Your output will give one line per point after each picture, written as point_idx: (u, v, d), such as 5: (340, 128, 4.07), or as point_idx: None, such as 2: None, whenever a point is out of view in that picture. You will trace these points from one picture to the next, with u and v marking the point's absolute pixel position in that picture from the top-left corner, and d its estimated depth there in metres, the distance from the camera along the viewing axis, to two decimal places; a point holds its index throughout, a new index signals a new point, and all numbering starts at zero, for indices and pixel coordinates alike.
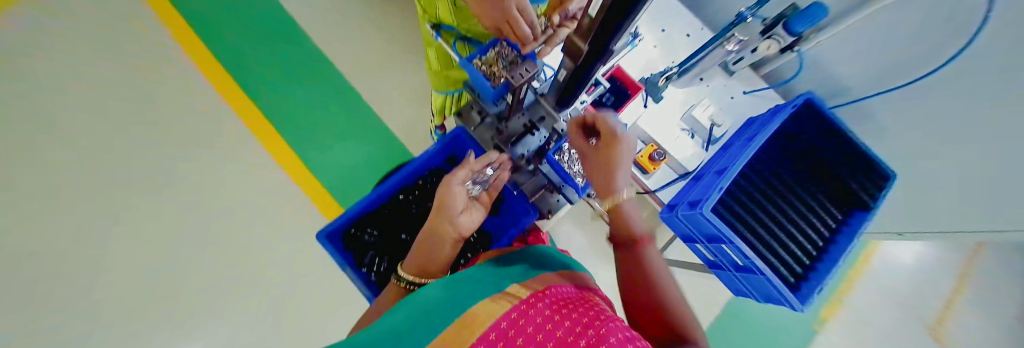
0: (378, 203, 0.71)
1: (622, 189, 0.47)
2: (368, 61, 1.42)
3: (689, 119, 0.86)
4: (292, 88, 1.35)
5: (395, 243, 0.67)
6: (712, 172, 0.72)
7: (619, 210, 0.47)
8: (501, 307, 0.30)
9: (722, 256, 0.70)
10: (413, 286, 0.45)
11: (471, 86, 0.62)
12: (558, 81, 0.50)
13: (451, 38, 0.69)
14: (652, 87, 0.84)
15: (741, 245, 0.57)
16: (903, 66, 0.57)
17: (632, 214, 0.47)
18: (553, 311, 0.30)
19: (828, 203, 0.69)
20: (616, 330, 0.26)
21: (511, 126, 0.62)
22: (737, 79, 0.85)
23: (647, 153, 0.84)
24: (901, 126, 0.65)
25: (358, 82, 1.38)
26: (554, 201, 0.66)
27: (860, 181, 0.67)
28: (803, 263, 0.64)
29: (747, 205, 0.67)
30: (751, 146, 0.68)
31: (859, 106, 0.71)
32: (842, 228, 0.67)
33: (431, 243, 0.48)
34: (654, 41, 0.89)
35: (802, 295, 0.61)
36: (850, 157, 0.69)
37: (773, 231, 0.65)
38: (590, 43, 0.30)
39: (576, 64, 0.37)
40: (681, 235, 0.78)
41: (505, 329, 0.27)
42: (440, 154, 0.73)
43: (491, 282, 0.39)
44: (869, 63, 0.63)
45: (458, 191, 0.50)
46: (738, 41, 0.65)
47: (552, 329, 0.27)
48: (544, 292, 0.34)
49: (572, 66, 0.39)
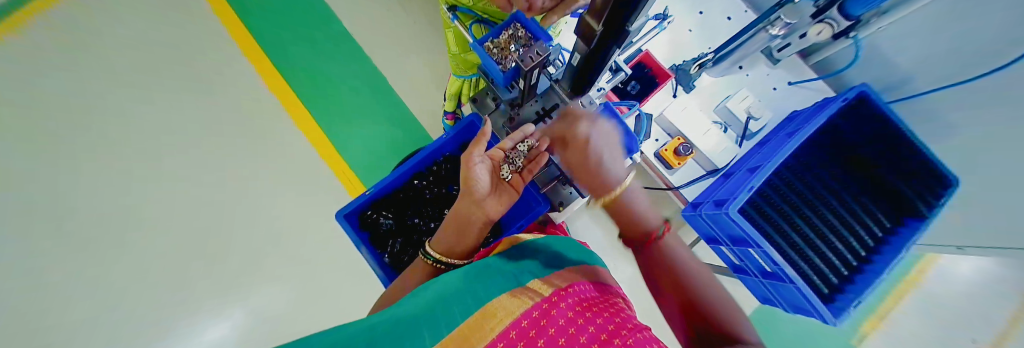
0: (394, 187, 0.75)
1: (618, 180, 0.40)
2: (393, 37, 1.32)
3: (722, 112, 0.79)
4: (316, 61, 1.29)
5: (408, 226, 0.72)
6: (744, 169, 0.67)
7: (619, 201, 0.40)
8: (520, 304, 0.26)
9: (748, 260, 0.65)
10: (440, 265, 0.47)
11: (485, 71, 0.60)
12: (572, 65, 0.45)
13: (468, 20, 0.67)
14: (684, 75, 0.77)
15: (768, 249, 0.52)
16: (991, 51, 0.50)
17: (637, 205, 0.40)
18: (576, 313, 0.25)
19: (876, 209, 0.61)
20: (654, 342, 0.20)
21: (523, 112, 0.59)
22: (782, 68, 0.78)
23: (672, 146, 0.78)
24: (978, 125, 0.56)
25: (382, 58, 1.30)
26: (565, 193, 0.65)
27: (913, 185, 0.59)
28: (840, 273, 0.58)
29: (782, 208, 0.61)
30: (794, 141, 0.62)
31: (923, 101, 0.64)
32: (890, 239, 0.59)
33: (458, 224, 0.48)
34: (689, 24, 0.82)
35: (835, 307, 0.56)
36: (905, 159, 0.61)
37: (807, 235, 0.60)
38: (603, 25, 0.28)
39: (589, 49, 0.34)
40: (705, 235, 0.74)
41: (523, 329, 0.22)
42: (454, 141, 0.76)
43: (508, 275, 0.35)
44: (956, 45, 0.55)
45: (481, 172, 0.48)
46: (784, 25, 0.58)
47: (575, 333, 0.22)
48: (567, 291, 0.30)
49: (585, 50, 0.35)
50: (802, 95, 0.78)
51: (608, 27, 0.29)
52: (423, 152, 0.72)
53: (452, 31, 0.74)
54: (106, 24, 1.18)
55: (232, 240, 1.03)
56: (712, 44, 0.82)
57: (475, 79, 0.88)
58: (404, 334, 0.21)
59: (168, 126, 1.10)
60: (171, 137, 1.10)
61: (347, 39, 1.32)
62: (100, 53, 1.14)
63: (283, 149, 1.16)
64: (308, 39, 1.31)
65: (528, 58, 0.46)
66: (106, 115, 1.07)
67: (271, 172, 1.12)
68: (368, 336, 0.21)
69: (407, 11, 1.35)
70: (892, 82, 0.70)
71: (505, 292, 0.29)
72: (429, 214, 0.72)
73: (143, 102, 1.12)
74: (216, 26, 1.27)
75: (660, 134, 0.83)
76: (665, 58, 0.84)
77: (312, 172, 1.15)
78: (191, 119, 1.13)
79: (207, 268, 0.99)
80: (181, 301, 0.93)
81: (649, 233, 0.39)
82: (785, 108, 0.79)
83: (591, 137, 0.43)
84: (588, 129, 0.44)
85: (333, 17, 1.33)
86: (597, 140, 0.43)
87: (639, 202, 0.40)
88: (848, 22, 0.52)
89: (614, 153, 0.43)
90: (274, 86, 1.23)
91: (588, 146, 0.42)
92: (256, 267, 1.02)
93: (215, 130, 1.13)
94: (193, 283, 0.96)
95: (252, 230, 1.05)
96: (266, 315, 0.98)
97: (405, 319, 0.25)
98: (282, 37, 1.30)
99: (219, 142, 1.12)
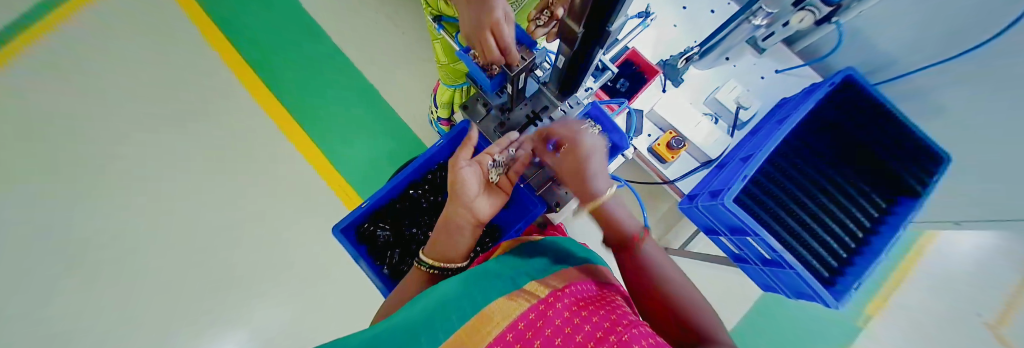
0: (389, 198, 0.75)
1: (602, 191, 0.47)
2: (383, 49, 1.32)
3: (712, 103, 0.79)
4: (305, 76, 1.27)
5: (406, 236, 0.72)
6: (737, 158, 0.68)
7: (603, 210, 0.47)
8: (517, 306, 0.26)
9: (747, 249, 0.65)
10: (435, 271, 0.47)
11: (473, 77, 0.61)
12: (558, 68, 0.46)
13: (454, 29, 0.68)
14: (671, 69, 0.78)
15: (765, 237, 0.53)
16: (972, 27, 0.51)
17: (618, 212, 0.47)
18: (573, 312, 0.25)
19: (868, 190, 0.61)
20: (649, 337, 0.21)
21: (514, 116, 0.60)
22: (769, 56, 0.79)
23: (664, 140, 0.78)
24: (964, 100, 0.57)
25: (372, 69, 1.30)
26: (562, 193, 0.66)
27: (904, 165, 0.60)
28: (839, 256, 0.58)
29: (777, 195, 0.62)
30: (783, 129, 0.63)
31: (907, 81, 0.66)
32: (886, 219, 0.59)
33: (449, 228, 0.48)
34: (674, 20, 0.83)
35: (837, 290, 0.56)
36: (894, 140, 0.62)
37: (803, 221, 0.60)
38: (584, 26, 0.29)
39: (574, 51, 0.35)
40: (703, 226, 0.74)
41: (520, 331, 0.22)
42: (448, 148, 0.76)
43: (505, 279, 0.35)
44: (936, 26, 0.57)
45: (469, 175, 0.49)
46: (766, 14, 0.60)
47: (572, 332, 0.22)
48: (564, 291, 0.30)
49: (569, 52, 0.36)
50: (790, 83, 0.79)
51: (589, 29, 0.29)
52: (418, 161, 0.72)
53: (440, 42, 0.74)
54: (96, 55, 1.19)
55: (236, 262, 1.05)
56: (698, 39, 0.83)
57: (465, 86, 0.88)
58: (403, 342, 0.21)
59: (169, 154, 1.12)
60: (170, 163, 1.12)
61: (335, 51, 1.31)
62: (92, 85, 1.16)
63: (278, 167, 1.16)
64: (295, 53, 1.29)
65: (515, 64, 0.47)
66: (107, 146, 1.10)
67: (268, 191, 1.12)
68: (367, 347, 0.21)
69: (396, 23, 1.35)
70: (877, 65, 0.71)
71: (502, 296, 0.29)
72: (427, 223, 0.73)
73: (139, 131, 1.13)
74: (201, 46, 1.25)
75: (652, 129, 0.84)
76: (653, 54, 0.84)
77: (309, 187, 1.15)
78: (187, 143, 1.14)
79: (216, 290, 1.02)
80: (197, 322, 0.99)
81: (629, 236, 0.45)
82: (773, 96, 0.79)
83: (590, 154, 0.48)
84: (576, 144, 0.47)
85: (319, 29, 1.32)
86: (592, 158, 0.48)
87: (619, 208, 0.47)
88: (828, 7, 0.53)
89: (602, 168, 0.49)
90: (266, 104, 1.22)
91: (586, 161, 0.47)
92: (262, 286, 1.04)
93: (210, 154, 1.14)
94: (205, 305, 1.00)
95: (256, 250, 1.07)
96: (275, 332, 1.00)
97: (403, 328, 0.25)
98: (268, 53, 1.28)
99: (216, 165, 1.13)
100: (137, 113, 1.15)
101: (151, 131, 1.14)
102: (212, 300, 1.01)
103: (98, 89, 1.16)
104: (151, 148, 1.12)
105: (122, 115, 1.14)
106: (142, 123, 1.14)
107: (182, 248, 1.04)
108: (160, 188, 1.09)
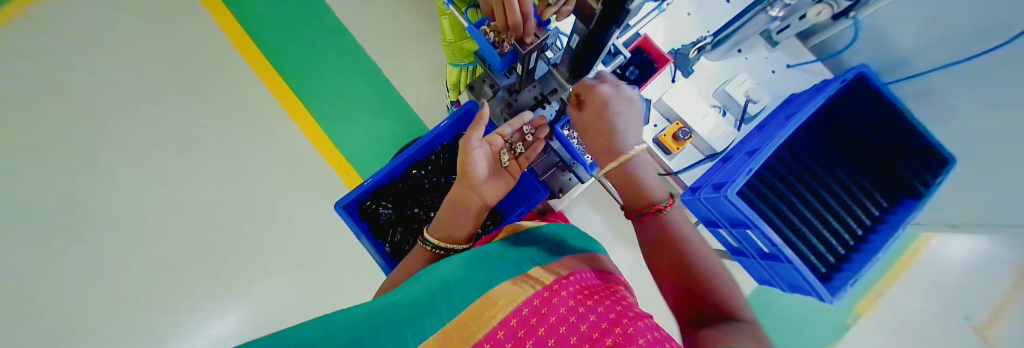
0: (392, 178, 0.75)
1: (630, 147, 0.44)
2: (386, 27, 1.29)
3: (721, 95, 0.78)
4: (307, 52, 1.25)
5: (408, 215, 0.73)
6: (743, 153, 0.67)
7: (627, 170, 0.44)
8: (523, 291, 0.27)
9: (747, 243, 0.66)
10: (439, 251, 0.47)
11: (482, 56, 0.60)
12: (571, 49, 0.45)
13: (463, 5, 0.66)
14: (682, 59, 0.76)
15: (767, 231, 0.53)
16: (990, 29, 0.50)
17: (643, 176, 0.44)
18: (578, 301, 0.26)
19: (871, 188, 0.62)
20: (654, 331, 0.21)
21: (522, 98, 0.59)
22: (782, 50, 0.78)
23: (670, 131, 0.78)
24: (975, 105, 0.56)
25: (375, 48, 1.27)
26: (565, 180, 0.67)
27: (910, 165, 0.60)
28: (837, 253, 0.59)
29: (780, 190, 0.62)
30: (791, 124, 0.62)
31: (918, 81, 0.65)
32: (887, 218, 0.60)
33: (456, 208, 0.49)
34: (688, 8, 0.81)
35: (833, 286, 0.57)
36: (903, 140, 0.62)
37: (806, 216, 0.60)
38: (603, 4, 0.28)
39: (590, 29, 0.34)
40: (703, 219, 0.74)
41: (525, 317, 0.23)
42: (452, 130, 0.76)
43: (509, 263, 0.35)
44: (957, 23, 0.55)
45: (480, 158, 0.48)
46: (783, 6, 0.56)
47: (577, 322, 0.22)
48: (568, 279, 0.30)
49: (586, 31, 0.35)
50: (801, 78, 0.78)
51: (608, 6, 0.28)
52: (422, 140, 0.71)
53: (448, 18, 0.73)
54: (93, 21, 1.16)
55: (236, 237, 1.06)
56: (711, 29, 0.81)
57: (473, 67, 0.87)
58: (410, 322, 0.22)
59: (168, 127, 1.12)
60: (171, 135, 1.11)
61: (337, 28, 1.28)
62: (89, 53, 1.14)
63: (278, 145, 1.15)
64: (297, 28, 1.26)
65: (527, 42, 0.46)
66: (106, 117, 1.09)
67: (268, 168, 1.12)
68: (375, 323, 0.22)
69: (402, 1, 1.31)
70: (888, 63, 0.70)
71: (506, 280, 0.30)
72: (428, 203, 0.73)
73: (140, 102, 1.12)
74: (201, 16, 1.22)
75: (659, 119, 0.83)
76: (663, 44, 0.83)
77: (309, 166, 1.15)
78: (186, 117, 1.13)
79: (215, 263, 1.03)
80: (197, 293, 1.00)
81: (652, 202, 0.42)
82: (783, 90, 0.79)
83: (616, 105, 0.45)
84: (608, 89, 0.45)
85: (322, 4, 1.28)
86: (622, 115, 0.45)
87: (645, 172, 0.44)
88: (846, 1, 0.52)
89: (631, 125, 0.46)
90: (269, 80, 1.20)
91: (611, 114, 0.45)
92: (261, 262, 1.05)
93: (209, 128, 1.13)
94: (203, 278, 1.01)
95: (256, 226, 1.07)
96: (273, 307, 1.02)
97: (410, 305, 0.25)
98: (271, 28, 1.25)
99: (216, 139, 1.12)
100: (135, 84, 1.14)
101: (150, 103, 1.13)
102: (212, 273, 1.02)
103: (99, 56, 1.14)
104: (151, 121, 1.11)
105: (120, 86, 1.13)
106: (140, 94, 1.13)
107: (183, 221, 1.05)
108: (161, 161, 1.09)
